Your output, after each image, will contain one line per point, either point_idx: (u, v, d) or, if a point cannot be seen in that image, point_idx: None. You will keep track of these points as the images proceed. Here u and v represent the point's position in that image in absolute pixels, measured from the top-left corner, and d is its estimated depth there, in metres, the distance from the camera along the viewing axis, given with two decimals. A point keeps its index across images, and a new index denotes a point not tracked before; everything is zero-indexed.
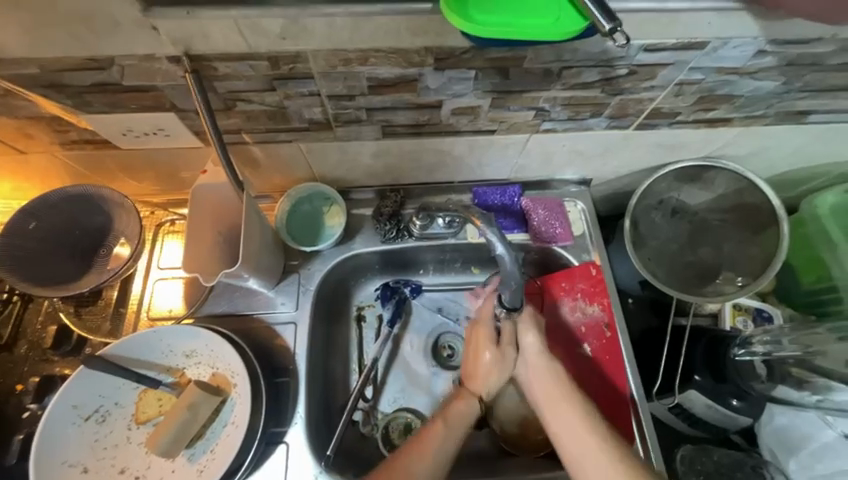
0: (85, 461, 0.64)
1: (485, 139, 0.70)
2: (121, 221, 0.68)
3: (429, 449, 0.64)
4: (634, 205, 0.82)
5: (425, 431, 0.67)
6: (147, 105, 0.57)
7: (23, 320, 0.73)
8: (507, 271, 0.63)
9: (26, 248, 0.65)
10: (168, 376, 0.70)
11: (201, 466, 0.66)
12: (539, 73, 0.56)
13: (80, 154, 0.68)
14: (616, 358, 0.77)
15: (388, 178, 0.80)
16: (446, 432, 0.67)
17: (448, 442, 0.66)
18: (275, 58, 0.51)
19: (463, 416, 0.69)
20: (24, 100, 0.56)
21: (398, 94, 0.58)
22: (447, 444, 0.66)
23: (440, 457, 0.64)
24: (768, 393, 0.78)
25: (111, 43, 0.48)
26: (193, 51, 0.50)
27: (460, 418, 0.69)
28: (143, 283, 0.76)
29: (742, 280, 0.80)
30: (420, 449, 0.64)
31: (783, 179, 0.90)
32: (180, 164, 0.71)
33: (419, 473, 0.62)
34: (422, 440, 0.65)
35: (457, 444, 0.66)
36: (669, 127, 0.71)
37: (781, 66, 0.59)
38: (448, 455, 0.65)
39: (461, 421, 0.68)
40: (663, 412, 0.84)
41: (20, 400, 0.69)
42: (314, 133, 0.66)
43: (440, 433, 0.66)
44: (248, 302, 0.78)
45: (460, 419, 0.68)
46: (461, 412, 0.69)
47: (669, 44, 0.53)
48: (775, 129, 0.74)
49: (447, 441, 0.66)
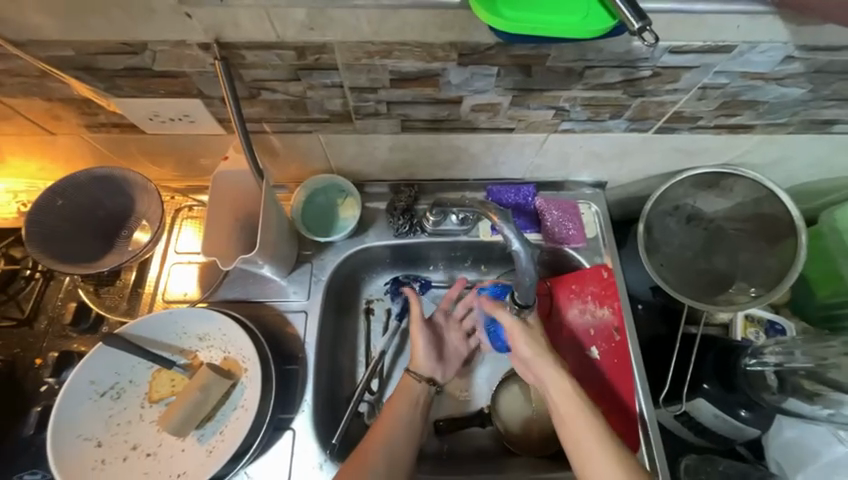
0: (99, 436, 0.66)
1: (503, 137, 0.70)
2: (143, 204, 0.70)
3: (385, 429, 0.69)
4: (650, 210, 0.81)
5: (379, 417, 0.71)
6: (173, 90, 0.59)
7: (45, 296, 0.75)
8: (522, 268, 0.63)
9: (51, 225, 0.67)
10: (182, 358, 0.71)
11: (210, 447, 0.67)
12: (562, 72, 0.56)
13: (106, 137, 0.69)
14: (624, 362, 0.76)
15: (403, 173, 0.81)
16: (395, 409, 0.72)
17: (402, 413, 0.72)
18: (301, 49, 0.52)
19: (409, 396, 0.74)
20: (58, 81, 0.58)
21: (419, 88, 0.59)
22: (396, 432, 0.70)
23: (396, 431, 0.69)
24: (779, 405, 0.76)
25: (143, 27, 0.49)
26: (222, 38, 0.51)
27: (407, 394, 0.74)
28: (160, 267, 0.78)
29: (756, 290, 0.79)
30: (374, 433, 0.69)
31: (803, 190, 0.89)
32: (200, 150, 0.72)
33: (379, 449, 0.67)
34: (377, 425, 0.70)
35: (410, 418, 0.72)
36: (689, 132, 0.70)
37: (809, 73, 0.58)
38: (403, 428, 0.70)
39: (409, 400, 0.74)
40: (670, 420, 0.83)
41: (38, 373, 0.71)
42: (334, 125, 0.67)
43: (393, 416, 0.71)
44: (261, 289, 0.79)
45: (404, 397, 0.74)
46: (404, 387, 0.75)
47: (695, 46, 0.52)
48: (797, 138, 0.73)
49: (401, 422, 0.71)
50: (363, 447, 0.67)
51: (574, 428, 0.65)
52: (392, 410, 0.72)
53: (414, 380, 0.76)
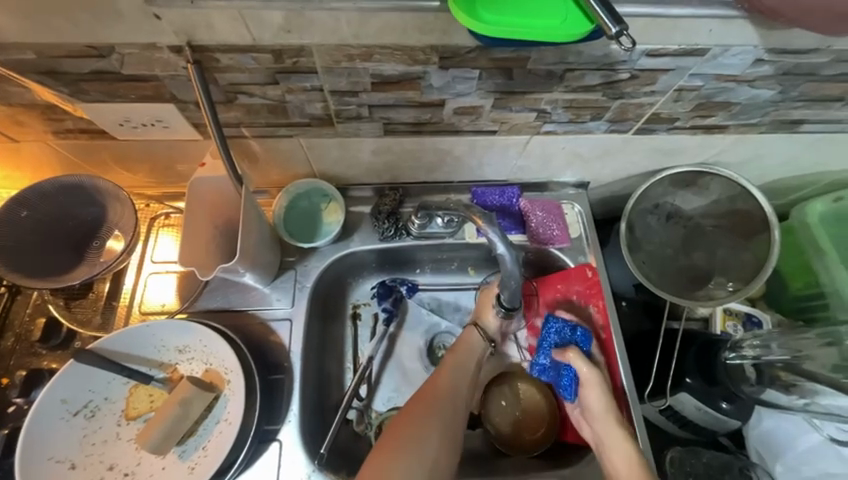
0: (73, 457, 0.63)
1: (486, 139, 0.70)
2: (116, 213, 0.67)
3: (450, 377, 0.69)
4: (631, 208, 0.83)
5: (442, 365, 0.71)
6: (145, 94, 0.56)
7: (10, 312, 0.71)
8: (507, 269, 0.63)
9: (16, 238, 0.63)
10: (160, 372, 0.69)
11: (192, 463, 0.65)
12: (542, 74, 0.57)
13: (74, 144, 0.66)
14: (609, 360, 0.77)
15: (387, 176, 0.80)
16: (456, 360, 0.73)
17: (467, 364, 0.73)
18: (279, 52, 0.51)
19: (471, 348, 0.74)
20: (18, 85, 0.55)
21: (401, 92, 0.58)
22: (461, 376, 0.70)
23: (458, 380, 0.70)
24: (757, 396, 0.79)
25: (110, 30, 0.47)
26: (195, 41, 0.49)
27: (468, 348, 0.74)
28: (135, 278, 0.75)
29: (733, 285, 0.82)
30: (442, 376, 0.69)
31: (775, 187, 0.92)
32: (176, 156, 0.70)
33: (445, 396, 0.67)
34: (440, 372, 0.70)
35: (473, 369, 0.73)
36: (667, 133, 0.72)
37: (778, 75, 0.59)
38: (464, 377, 0.71)
39: (472, 353, 0.74)
40: (654, 415, 0.86)
41: (5, 394, 0.68)
42: (316, 129, 0.65)
43: (458, 365, 0.72)
44: (243, 297, 0.77)
45: (467, 349, 0.74)
46: (470, 341, 0.75)
47: (671, 49, 0.53)
48: (768, 138, 0.76)
49: (463, 369, 0.72)
50: (423, 396, 0.67)
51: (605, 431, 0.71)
52: (453, 361, 0.72)
53: (480, 336, 0.76)
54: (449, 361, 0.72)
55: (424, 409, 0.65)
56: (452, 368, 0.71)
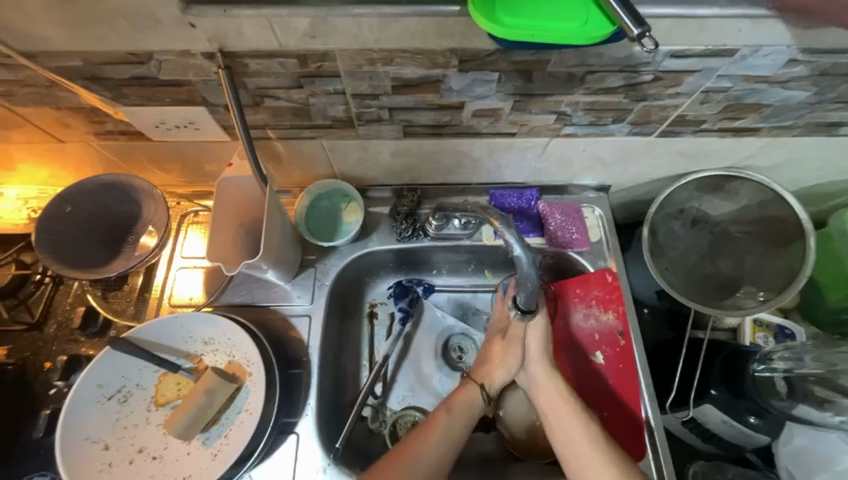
0: (107, 439, 0.67)
1: (505, 141, 0.71)
2: (149, 210, 0.70)
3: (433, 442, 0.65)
4: (654, 213, 0.81)
5: (431, 420, 0.68)
6: (179, 98, 0.60)
7: (54, 300, 0.77)
8: (524, 272, 0.63)
9: (62, 231, 0.68)
10: (187, 361, 0.72)
11: (215, 450, 0.68)
12: (562, 77, 0.56)
13: (115, 144, 0.71)
14: (629, 367, 0.75)
15: (407, 178, 0.81)
16: (452, 419, 0.68)
17: (457, 425, 0.68)
18: (304, 57, 0.53)
19: (470, 406, 0.70)
20: (67, 90, 0.59)
21: (420, 95, 0.59)
22: (448, 442, 0.66)
23: (442, 444, 0.65)
24: (789, 412, 0.75)
25: (149, 39, 0.50)
26: (226, 48, 0.52)
27: (468, 405, 0.70)
28: (166, 272, 0.79)
29: (763, 294, 0.79)
30: (423, 438, 0.65)
31: (811, 192, 0.88)
32: (206, 156, 0.73)
33: (422, 460, 0.64)
34: (425, 430, 0.66)
35: (464, 433, 0.68)
36: (693, 135, 0.70)
37: (814, 75, 0.57)
38: (450, 444, 0.66)
39: (467, 411, 0.69)
40: (677, 426, 0.83)
41: (48, 377, 0.73)
42: (337, 131, 0.67)
43: (449, 420, 0.68)
44: (265, 293, 0.80)
45: (465, 407, 0.70)
46: (468, 396, 0.71)
47: (697, 50, 0.52)
48: (803, 141, 0.73)
49: (449, 431, 0.67)
50: (398, 456, 0.64)
51: (568, 426, 0.67)
52: (447, 420, 0.68)
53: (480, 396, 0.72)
54: (443, 416, 0.68)
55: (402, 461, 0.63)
56: (441, 427, 0.67)
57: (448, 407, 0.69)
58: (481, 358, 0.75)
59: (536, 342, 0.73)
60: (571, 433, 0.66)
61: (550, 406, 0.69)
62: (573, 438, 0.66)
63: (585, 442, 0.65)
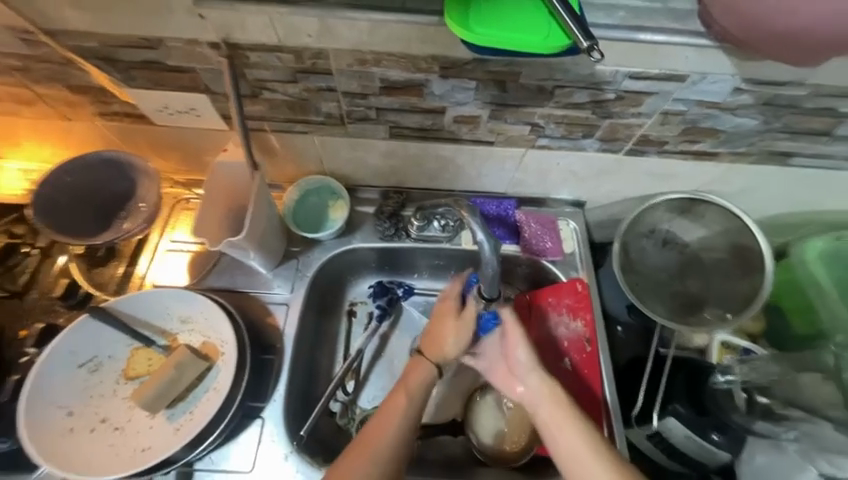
0: (72, 405, 0.67)
1: (484, 149, 0.76)
2: (142, 187, 0.73)
3: (387, 422, 0.66)
4: (626, 230, 0.85)
5: (387, 403, 0.69)
6: (184, 85, 0.65)
7: (38, 271, 0.79)
8: (486, 258, 0.66)
9: (59, 200, 0.71)
10: (162, 338, 0.73)
11: (178, 425, 0.68)
12: (533, 89, 0.62)
13: (118, 126, 0.75)
14: (595, 372, 0.79)
15: (393, 180, 0.86)
16: (407, 399, 0.69)
17: (412, 407, 0.68)
18: (300, 53, 0.58)
19: (422, 382, 0.71)
20: (80, 70, 0.64)
21: (406, 97, 0.65)
22: (411, 412, 0.68)
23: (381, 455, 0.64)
24: (747, 427, 0.76)
25: (161, 25, 0.56)
26: (231, 39, 0.57)
27: (419, 382, 0.71)
28: (152, 252, 0.82)
29: (728, 314, 0.82)
30: (378, 426, 0.66)
31: (774, 222, 0.93)
32: (205, 145, 0.78)
33: (384, 444, 0.64)
34: (382, 417, 0.67)
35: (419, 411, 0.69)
36: (658, 156, 0.76)
37: (759, 105, 0.63)
38: (405, 431, 0.66)
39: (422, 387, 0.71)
40: (643, 442, 0.84)
41: (21, 344, 0.74)
42: (329, 127, 0.72)
43: (404, 413, 0.67)
44: (247, 280, 0.82)
45: (418, 384, 0.71)
46: (420, 376, 0.71)
47: (651, 73, 0.58)
48: (760, 169, 0.79)
49: (399, 413, 0.67)
50: (357, 451, 0.64)
51: (556, 426, 0.65)
52: (405, 404, 0.68)
53: (431, 367, 0.72)
54: (400, 399, 0.69)
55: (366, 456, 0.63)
56: (392, 410, 0.67)
57: (404, 388, 0.70)
58: (432, 335, 0.74)
59: (515, 340, 0.71)
60: (563, 434, 0.64)
61: (543, 398, 0.67)
62: (569, 442, 0.64)
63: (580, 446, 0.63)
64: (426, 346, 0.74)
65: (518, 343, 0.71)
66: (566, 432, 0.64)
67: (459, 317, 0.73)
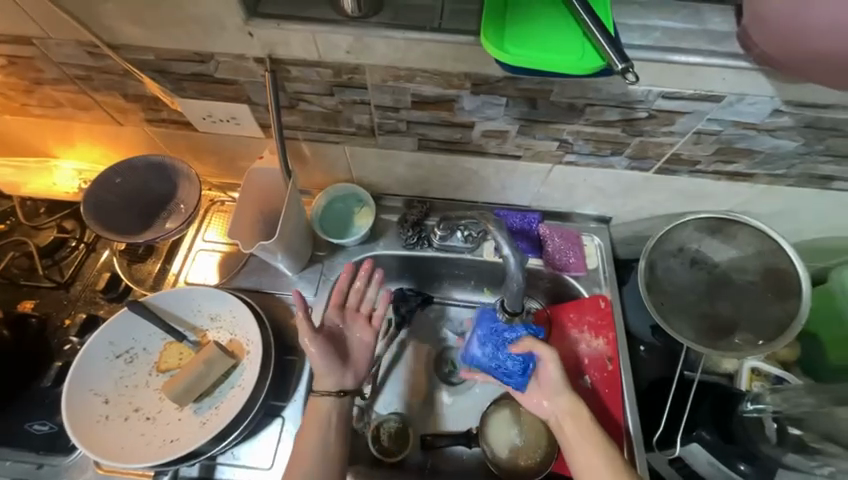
0: (108, 393, 0.71)
1: (511, 163, 0.76)
2: (183, 190, 0.78)
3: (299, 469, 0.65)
4: (652, 248, 0.83)
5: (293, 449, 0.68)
6: (228, 96, 0.68)
7: (84, 264, 0.84)
8: (511, 273, 0.67)
9: (108, 198, 0.76)
10: (192, 334, 0.76)
11: (205, 419, 0.70)
12: (564, 107, 0.63)
13: (163, 131, 0.80)
14: (616, 393, 0.77)
15: (418, 190, 0.87)
16: (304, 442, 0.68)
17: (316, 443, 0.67)
18: (338, 68, 0.61)
19: (319, 418, 0.69)
20: (136, 80, 0.69)
21: (437, 111, 0.66)
22: (315, 459, 0.66)
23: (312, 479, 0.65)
24: (780, 460, 0.75)
25: (212, 41, 0.60)
26: (274, 55, 0.60)
27: (317, 419, 0.69)
28: (187, 251, 0.86)
29: (760, 341, 0.79)
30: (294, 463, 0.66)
31: (811, 246, 0.89)
32: (242, 151, 0.82)
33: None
34: (292, 464, 0.66)
35: (330, 447, 0.68)
36: (689, 175, 0.74)
37: (799, 127, 0.61)
38: (320, 465, 0.66)
39: (319, 424, 0.69)
40: (665, 467, 0.79)
41: (65, 332, 0.78)
42: (360, 138, 0.75)
43: (310, 443, 0.67)
44: (272, 281, 0.85)
45: (314, 421, 0.69)
46: (314, 413, 0.69)
47: (686, 94, 0.58)
48: (798, 192, 0.76)
49: (310, 454, 0.67)
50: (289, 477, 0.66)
51: (579, 445, 0.68)
52: (303, 446, 0.67)
53: (325, 399, 0.70)
54: (302, 444, 0.67)
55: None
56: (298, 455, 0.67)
57: (301, 430, 0.69)
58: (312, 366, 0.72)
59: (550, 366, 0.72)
60: (589, 459, 0.67)
61: (570, 417, 0.70)
62: (593, 466, 0.66)
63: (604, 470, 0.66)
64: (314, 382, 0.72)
65: (553, 365, 0.72)
66: (591, 457, 0.67)
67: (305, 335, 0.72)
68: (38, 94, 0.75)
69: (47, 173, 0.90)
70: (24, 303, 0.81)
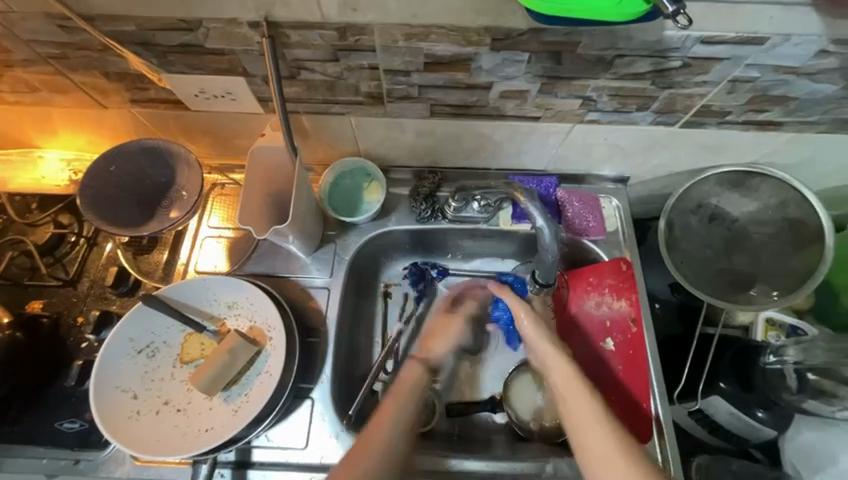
0: (135, 389, 0.70)
1: (529, 125, 0.72)
2: (183, 176, 0.73)
3: (385, 425, 0.65)
4: (671, 207, 0.81)
5: (381, 412, 0.67)
6: (220, 68, 0.62)
7: (87, 260, 0.80)
8: (545, 245, 0.66)
9: (104, 190, 0.71)
10: (211, 324, 0.75)
11: (236, 407, 0.71)
12: (591, 60, 0.58)
13: (151, 112, 0.73)
14: (640, 354, 0.77)
15: (428, 160, 0.83)
16: (397, 400, 0.68)
17: (408, 405, 0.68)
18: (343, 29, 0.55)
19: (414, 389, 0.70)
20: (116, 55, 0.62)
21: (452, 73, 0.61)
22: (399, 421, 0.66)
23: (399, 437, 0.65)
24: (799, 405, 0.76)
25: (200, 4, 0.53)
26: (271, 17, 0.54)
27: (411, 385, 0.70)
28: (193, 240, 0.82)
29: (776, 293, 0.78)
30: (381, 424, 0.65)
31: (832, 194, 0.88)
32: (239, 129, 0.76)
33: (384, 438, 0.64)
34: (376, 424, 0.65)
35: (414, 413, 0.68)
36: (717, 127, 0.70)
37: (843, 69, 0.58)
38: (404, 424, 0.67)
39: (414, 392, 0.69)
40: (684, 418, 0.84)
41: (80, 331, 0.76)
42: (366, 107, 0.69)
43: (400, 404, 0.68)
44: (285, 264, 0.83)
45: (407, 389, 0.69)
46: (409, 378, 0.71)
47: (727, 37, 0.53)
48: (826, 139, 0.73)
49: (399, 413, 0.67)
50: (366, 442, 0.64)
51: (567, 395, 0.63)
52: (395, 407, 0.67)
53: (422, 371, 0.72)
54: (389, 406, 0.67)
55: (368, 443, 0.63)
56: (389, 413, 0.66)
57: (395, 392, 0.69)
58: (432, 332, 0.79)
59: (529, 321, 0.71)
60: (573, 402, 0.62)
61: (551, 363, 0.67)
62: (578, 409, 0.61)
63: (606, 439, 0.58)
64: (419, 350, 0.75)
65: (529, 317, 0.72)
66: (574, 400, 0.63)
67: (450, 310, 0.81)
68: (8, 79, 0.68)
69: (31, 166, 0.84)
70: (32, 303, 0.78)
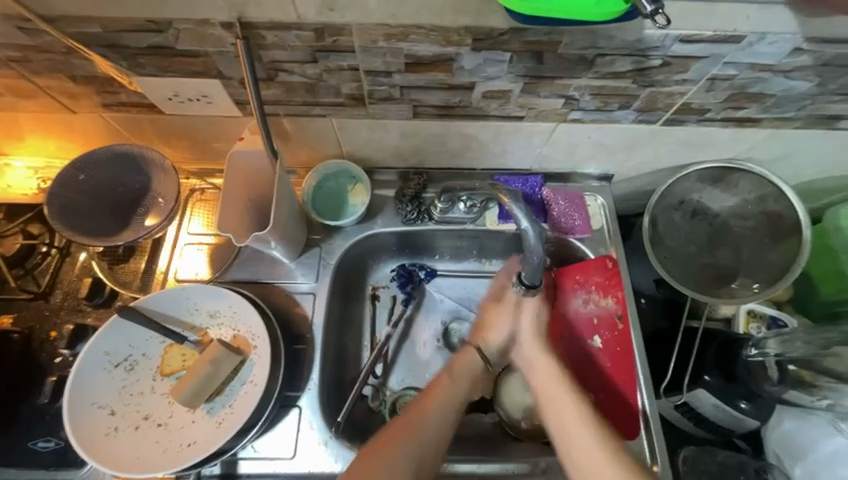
0: (113, 405, 0.68)
1: (513, 125, 0.71)
2: (159, 182, 0.71)
3: (435, 404, 0.67)
4: (654, 203, 0.82)
5: (431, 388, 0.70)
6: (194, 70, 0.60)
7: (60, 272, 0.77)
8: (531, 246, 0.64)
9: (73, 199, 0.68)
10: (192, 334, 0.73)
11: (220, 419, 0.69)
12: (572, 59, 0.58)
13: (123, 116, 0.71)
14: (626, 350, 0.77)
15: (413, 161, 0.82)
16: (452, 382, 0.71)
17: (458, 387, 0.70)
18: (320, 30, 0.54)
19: (467, 371, 0.73)
20: (83, 58, 0.59)
21: (433, 74, 0.60)
22: (450, 403, 0.68)
23: (445, 416, 0.67)
24: (780, 396, 0.76)
25: (170, 5, 0.51)
26: (245, 18, 0.52)
27: (466, 371, 0.73)
28: (172, 247, 0.80)
29: (757, 285, 0.79)
30: (427, 404, 0.67)
31: (809, 188, 0.90)
32: (217, 133, 0.74)
33: (429, 424, 0.65)
34: (427, 399, 0.68)
35: (465, 398, 0.70)
36: (697, 124, 0.71)
37: (816, 66, 0.59)
38: (453, 405, 0.68)
39: (466, 376, 0.72)
40: (670, 412, 0.86)
41: (54, 345, 0.73)
42: (347, 109, 0.68)
43: (452, 386, 0.70)
44: (270, 270, 0.81)
45: (464, 371, 0.73)
46: (468, 362, 0.74)
47: (705, 36, 0.53)
48: (802, 134, 0.74)
49: (449, 395, 0.69)
50: (405, 427, 0.64)
51: (555, 397, 0.67)
52: (448, 386, 0.70)
53: (479, 358, 0.75)
54: (444, 383, 0.70)
55: (407, 430, 0.64)
56: (437, 393, 0.68)
57: (450, 373, 0.72)
58: (482, 321, 0.78)
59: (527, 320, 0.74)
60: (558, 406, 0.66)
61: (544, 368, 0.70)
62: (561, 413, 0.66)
63: (590, 441, 0.62)
64: (475, 336, 0.77)
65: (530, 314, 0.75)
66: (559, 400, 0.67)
67: (503, 301, 0.77)
68: None
69: None
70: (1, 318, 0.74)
